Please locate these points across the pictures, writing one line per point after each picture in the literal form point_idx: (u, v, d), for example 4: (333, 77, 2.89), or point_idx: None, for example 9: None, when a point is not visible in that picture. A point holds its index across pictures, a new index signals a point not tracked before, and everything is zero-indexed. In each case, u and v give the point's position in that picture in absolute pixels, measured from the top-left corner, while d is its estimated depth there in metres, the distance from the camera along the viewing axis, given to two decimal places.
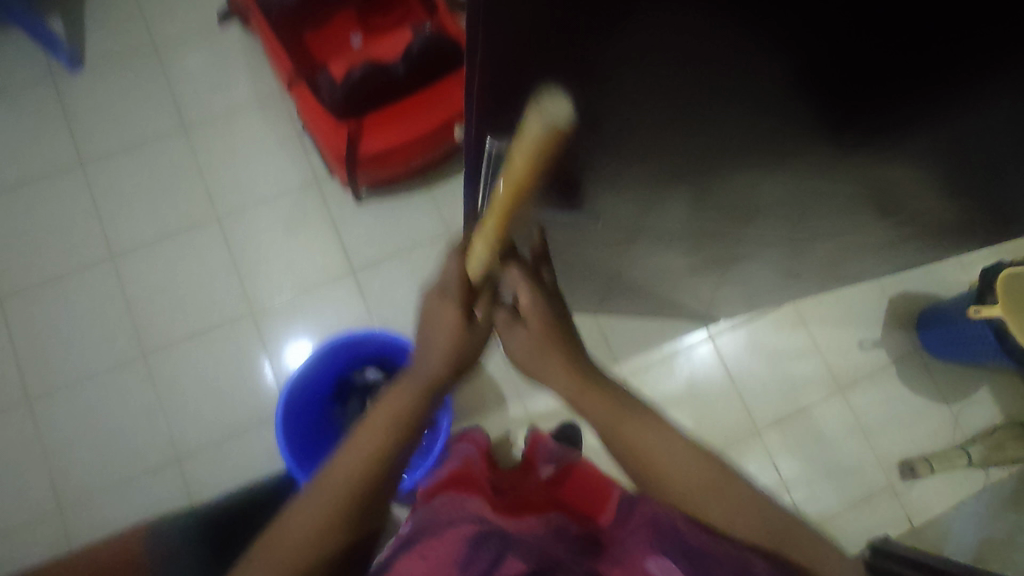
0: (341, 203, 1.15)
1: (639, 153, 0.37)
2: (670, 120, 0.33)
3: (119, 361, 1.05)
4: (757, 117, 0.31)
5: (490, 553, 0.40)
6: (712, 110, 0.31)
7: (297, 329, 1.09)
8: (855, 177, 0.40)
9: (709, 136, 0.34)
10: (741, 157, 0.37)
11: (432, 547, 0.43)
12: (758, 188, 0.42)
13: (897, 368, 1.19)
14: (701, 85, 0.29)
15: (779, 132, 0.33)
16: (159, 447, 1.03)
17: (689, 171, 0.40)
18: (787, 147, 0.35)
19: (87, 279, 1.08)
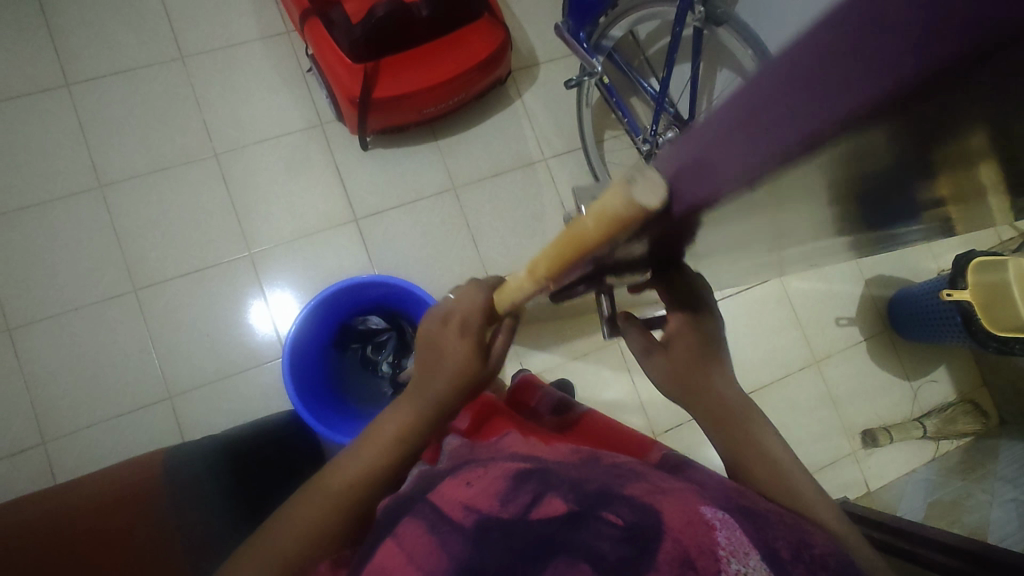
0: (345, 149, 1.12)
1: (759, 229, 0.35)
2: (799, 211, 0.30)
3: (107, 295, 1.02)
4: (886, 197, 0.29)
5: (527, 495, 0.45)
6: (848, 200, 0.28)
7: (293, 273, 1.08)
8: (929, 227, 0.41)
9: (830, 216, 0.32)
10: (847, 227, 0.36)
11: (475, 477, 0.49)
12: (841, 241, 0.42)
13: (867, 346, 1.27)
14: (836, 188, 0.26)
15: (861, 216, 0.33)
16: (151, 382, 1.01)
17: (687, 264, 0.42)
18: (894, 217, 0.34)
19: (72, 208, 1.03)
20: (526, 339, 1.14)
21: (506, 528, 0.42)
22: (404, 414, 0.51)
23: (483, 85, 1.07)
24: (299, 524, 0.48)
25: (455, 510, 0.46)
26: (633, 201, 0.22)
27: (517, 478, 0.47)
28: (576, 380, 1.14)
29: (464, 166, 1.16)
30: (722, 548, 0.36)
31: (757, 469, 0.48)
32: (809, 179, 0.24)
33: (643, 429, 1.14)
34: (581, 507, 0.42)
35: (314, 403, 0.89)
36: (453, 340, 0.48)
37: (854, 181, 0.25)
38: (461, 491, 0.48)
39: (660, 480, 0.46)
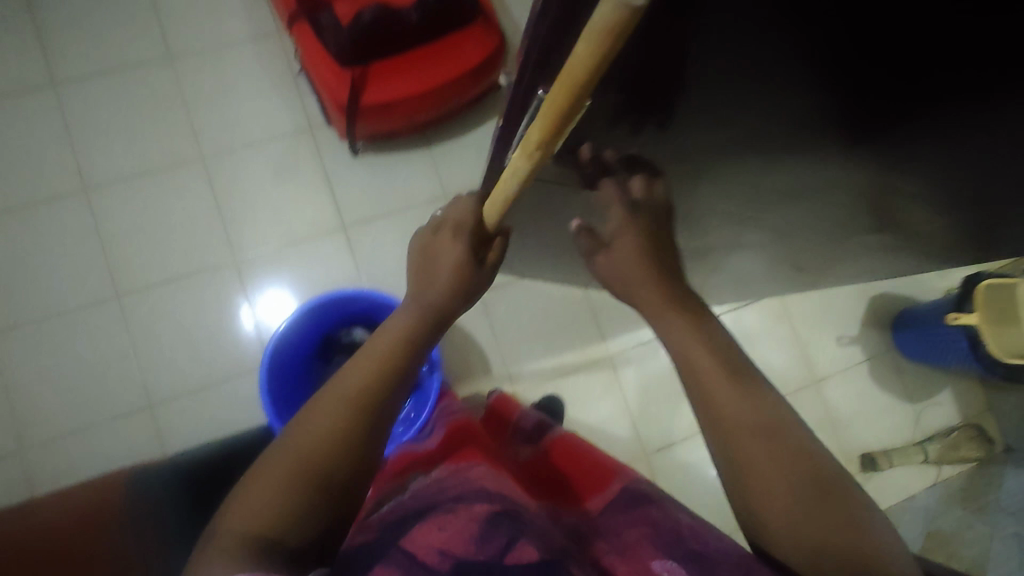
0: (335, 154, 1.10)
1: (710, 132, 0.36)
2: (742, 108, 0.32)
3: (90, 301, 1.00)
4: (813, 100, 0.31)
5: (502, 537, 0.44)
6: (782, 95, 0.30)
7: (278, 281, 1.05)
8: (870, 183, 0.42)
9: (769, 119, 0.33)
10: (793, 147, 0.37)
11: (447, 520, 0.47)
12: (794, 177, 0.43)
13: (869, 366, 1.23)
14: (761, 75, 0.28)
15: (799, 125, 0.34)
16: (131, 392, 0.99)
17: (705, 160, 0.41)
18: (834, 137, 0.35)
19: (56, 212, 1.01)
20: (516, 353, 1.11)
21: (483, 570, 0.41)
22: (406, 319, 0.49)
23: (476, 91, 1.04)
24: (297, 460, 0.39)
25: (428, 552, 0.43)
26: (624, 6, 0.23)
27: (489, 520, 0.46)
28: (566, 395, 1.11)
29: (457, 173, 1.13)
30: None
31: (741, 438, 0.43)
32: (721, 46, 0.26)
33: (634, 448, 1.10)
34: (550, 556, 0.42)
35: (286, 411, 0.87)
36: (449, 247, 0.51)
37: (774, 66, 0.27)
38: (434, 534, 0.45)
39: (620, 531, 0.50)
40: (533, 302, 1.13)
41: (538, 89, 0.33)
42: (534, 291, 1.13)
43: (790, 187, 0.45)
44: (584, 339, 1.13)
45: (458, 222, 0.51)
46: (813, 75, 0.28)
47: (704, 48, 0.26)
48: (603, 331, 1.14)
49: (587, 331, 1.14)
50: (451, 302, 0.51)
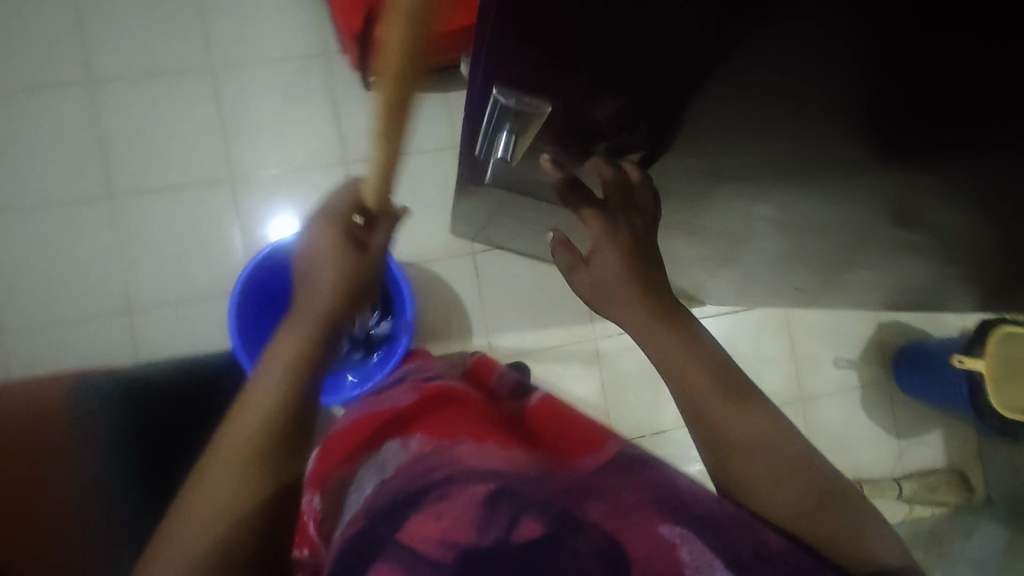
0: (348, 85, 1.05)
1: (741, 142, 0.39)
2: (772, 121, 0.36)
3: (82, 197, 0.99)
4: (830, 123, 0.35)
5: (503, 520, 0.44)
6: (808, 115, 0.34)
7: (272, 208, 1.03)
8: (889, 199, 0.43)
9: (794, 135, 0.37)
10: (818, 162, 0.40)
11: (443, 507, 0.46)
12: (809, 188, 0.45)
13: (862, 393, 1.18)
14: (791, 95, 0.33)
15: (828, 140, 0.37)
16: (112, 295, 0.99)
17: (733, 158, 0.42)
18: (851, 160, 0.38)
19: (60, 101, 1.00)
20: (501, 319, 1.09)
21: (489, 555, 0.42)
22: (290, 343, 0.48)
23: None
24: (197, 526, 0.42)
25: (428, 545, 0.44)
26: None
27: (488, 500, 0.45)
28: (543, 370, 1.09)
29: None
30: (688, 564, 0.41)
31: (738, 441, 0.47)
32: (774, 55, 0.29)
33: None
34: (554, 530, 0.43)
35: (253, 338, 0.83)
36: (326, 246, 0.48)
37: (808, 84, 0.31)
38: (430, 524, 0.45)
39: (608, 482, 0.47)
40: (527, 271, 1.09)
41: (494, 87, 0.40)
42: (530, 259, 1.09)
43: (797, 176, 0.43)
44: (573, 317, 1.11)
45: (333, 213, 0.49)
46: (838, 100, 0.32)
47: (747, 54, 0.30)
48: (593, 312, 1.11)
49: (576, 309, 1.11)
50: (338, 306, 0.49)
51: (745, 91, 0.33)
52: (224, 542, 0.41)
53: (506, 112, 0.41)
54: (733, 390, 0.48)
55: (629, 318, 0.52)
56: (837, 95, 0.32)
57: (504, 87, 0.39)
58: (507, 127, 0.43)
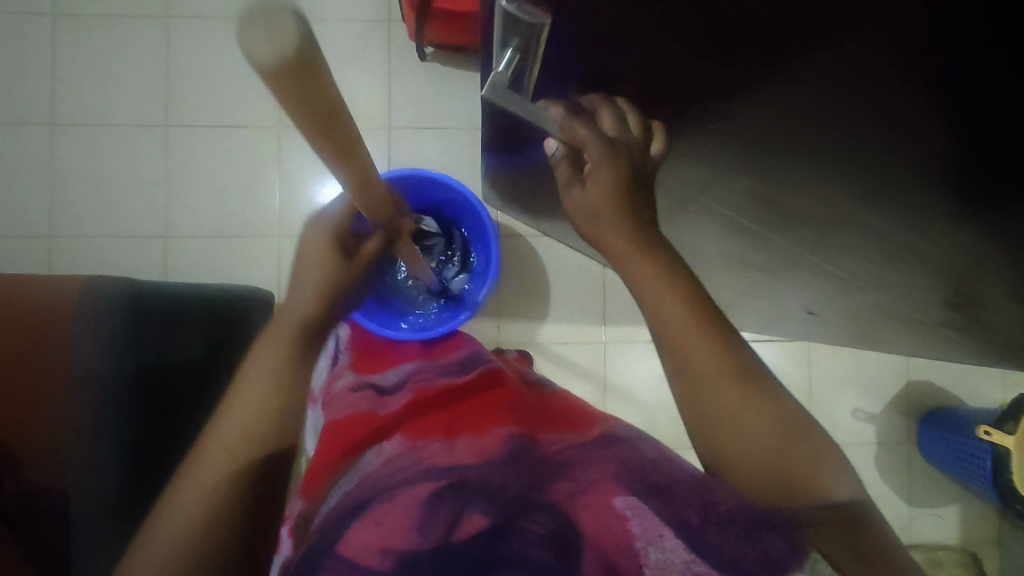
0: (403, 53, 1.07)
1: (809, 162, 0.40)
2: (837, 148, 0.37)
3: (142, 123, 1.05)
4: (897, 158, 0.35)
5: (445, 516, 0.47)
6: (871, 146, 0.35)
7: (313, 160, 1.07)
8: (952, 246, 0.42)
9: (861, 164, 0.37)
10: (878, 194, 0.40)
11: (383, 513, 0.48)
12: (865, 217, 0.44)
13: (878, 451, 1.11)
14: (853, 123, 0.34)
15: (892, 174, 0.37)
16: (152, 217, 1.05)
17: (796, 174, 0.43)
18: (915, 199, 0.38)
19: (137, 30, 1.06)
20: (514, 305, 1.08)
21: (430, 558, 0.44)
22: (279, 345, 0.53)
23: None
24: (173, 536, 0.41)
25: (368, 555, 0.44)
26: None
27: (431, 499, 0.48)
28: (547, 361, 1.08)
29: None
30: (637, 539, 0.45)
31: (726, 439, 0.43)
32: (835, 78, 0.31)
33: None
34: (502, 518, 0.47)
35: None
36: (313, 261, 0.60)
37: (869, 112, 0.32)
38: (370, 531, 0.46)
39: (586, 466, 0.51)
40: (548, 262, 1.09)
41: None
42: (553, 251, 1.08)
43: (877, 196, 0.40)
44: (586, 316, 1.09)
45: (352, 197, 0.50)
46: (897, 135, 0.33)
47: (810, 72, 0.32)
48: (607, 314, 1.09)
49: (590, 309, 1.09)
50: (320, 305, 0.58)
51: (812, 111, 0.35)
52: (216, 536, 0.42)
53: (506, 18, 0.34)
54: (739, 369, 0.43)
55: (670, 309, 0.44)
56: (903, 122, 0.32)
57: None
58: (517, 45, 0.36)
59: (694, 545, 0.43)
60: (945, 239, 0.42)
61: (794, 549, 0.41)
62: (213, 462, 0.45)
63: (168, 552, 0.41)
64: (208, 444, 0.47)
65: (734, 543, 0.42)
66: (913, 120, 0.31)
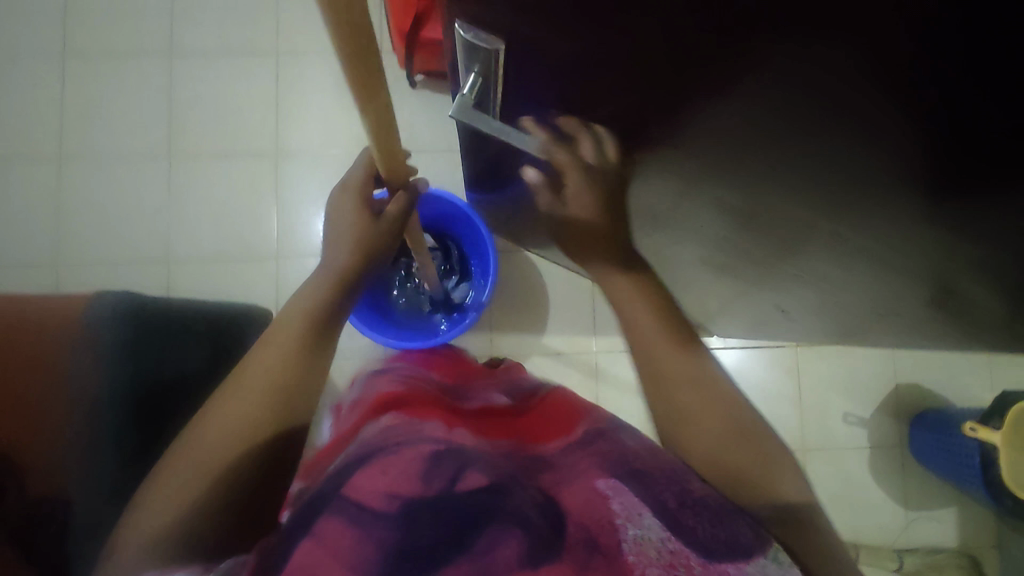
0: (394, 82, 1.13)
1: (773, 181, 0.41)
2: (798, 169, 0.38)
3: (146, 154, 1.10)
4: (855, 176, 0.36)
5: (448, 472, 0.46)
6: (829, 168, 0.36)
7: (310, 186, 1.11)
8: (926, 242, 0.44)
9: (823, 182, 0.38)
10: (846, 205, 0.41)
11: (390, 464, 0.47)
12: (831, 226, 0.46)
13: (871, 454, 1.12)
14: (806, 149, 0.35)
15: (853, 189, 0.38)
16: (155, 244, 1.09)
17: (760, 192, 0.44)
18: (883, 206, 0.39)
19: (143, 68, 1.12)
20: (506, 319, 1.11)
21: (434, 508, 0.43)
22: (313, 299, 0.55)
23: None
24: (185, 474, 0.45)
25: (373, 497, 0.43)
26: None
27: (433, 457, 0.48)
28: (539, 374, 1.10)
29: None
30: (619, 516, 0.43)
31: (688, 420, 0.52)
32: (779, 116, 0.32)
33: None
34: (497, 480, 0.46)
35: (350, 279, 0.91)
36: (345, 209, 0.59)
37: (817, 142, 0.33)
38: (377, 478, 0.45)
39: (566, 458, 0.51)
40: (538, 277, 1.12)
41: (457, 22, 0.36)
42: (542, 265, 1.12)
43: (842, 207, 0.42)
44: (577, 328, 1.12)
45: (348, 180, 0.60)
46: (851, 157, 0.34)
47: (755, 112, 0.33)
48: (597, 326, 1.12)
49: (581, 321, 1.12)
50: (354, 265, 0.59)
51: (767, 142, 0.35)
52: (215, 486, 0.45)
53: (466, 45, 0.37)
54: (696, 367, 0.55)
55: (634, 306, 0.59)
56: (852, 147, 0.32)
57: (468, 19, 0.35)
58: (478, 70, 0.40)
59: (674, 527, 0.42)
60: (914, 237, 0.43)
61: (760, 539, 0.42)
62: (230, 428, 0.46)
63: (172, 496, 0.44)
64: (223, 407, 0.48)
65: (709, 532, 0.42)
66: (885, 147, 0.31)
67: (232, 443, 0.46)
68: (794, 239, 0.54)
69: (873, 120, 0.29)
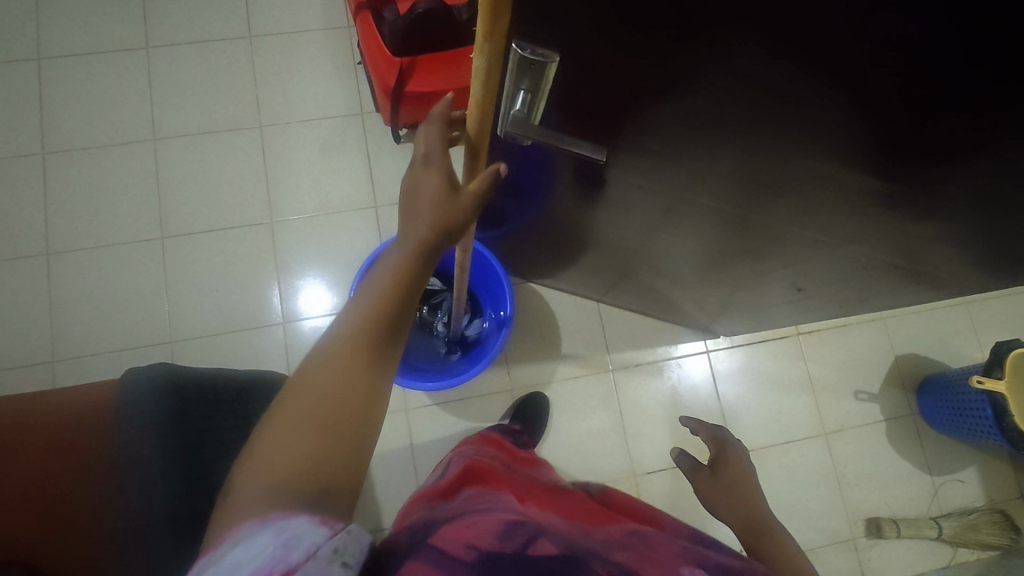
0: (378, 138, 1.17)
1: (742, 164, 0.50)
2: (757, 145, 0.46)
3: (138, 238, 1.10)
4: (801, 142, 0.44)
5: (525, 535, 0.45)
6: (779, 139, 0.44)
7: (308, 247, 1.12)
8: (902, 204, 0.50)
9: (778, 155, 0.47)
10: (811, 175, 0.49)
11: (473, 520, 0.47)
12: (816, 200, 0.53)
13: (887, 427, 1.16)
14: (755, 124, 0.43)
15: (808, 156, 0.46)
16: (157, 326, 1.06)
17: (740, 174, 0.52)
18: (840, 170, 0.47)
19: (128, 155, 1.13)
20: (519, 350, 1.13)
21: (508, 561, 0.42)
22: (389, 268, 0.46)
23: None
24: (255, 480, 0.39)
25: (456, 549, 0.44)
26: None
27: (511, 523, 0.47)
28: (560, 399, 1.11)
29: None
30: None
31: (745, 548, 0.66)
32: (727, 98, 0.40)
33: (623, 466, 1.10)
34: (571, 554, 0.43)
35: None
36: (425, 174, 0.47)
37: (761, 114, 0.42)
38: (461, 531, 0.46)
39: (648, 544, 0.48)
40: (543, 304, 1.15)
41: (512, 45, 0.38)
42: (547, 293, 1.15)
43: (808, 178, 0.49)
44: (589, 347, 1.14)
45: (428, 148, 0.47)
46: (790, 124, 0.42)
47: (704, 98, 0.41)
48: (609, 343, 1.15)
49: (592, 341, 1.15)
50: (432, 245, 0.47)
51: (725, 125, 0.44)
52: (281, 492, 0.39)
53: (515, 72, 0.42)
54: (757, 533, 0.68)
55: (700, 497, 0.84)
56: (788, 112, 0.41)
57: (523, 37, 0.37)
58: (527, 85, 0.42)
59: None
60: (882, 200, 0.50)
61: None
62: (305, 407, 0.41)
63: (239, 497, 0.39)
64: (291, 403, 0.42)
65: None
66: (831, 126, 0.41)
67: (299, 455, 0.40)
68: (786, 212, 0.58)
69: (795, 84, 0.38)
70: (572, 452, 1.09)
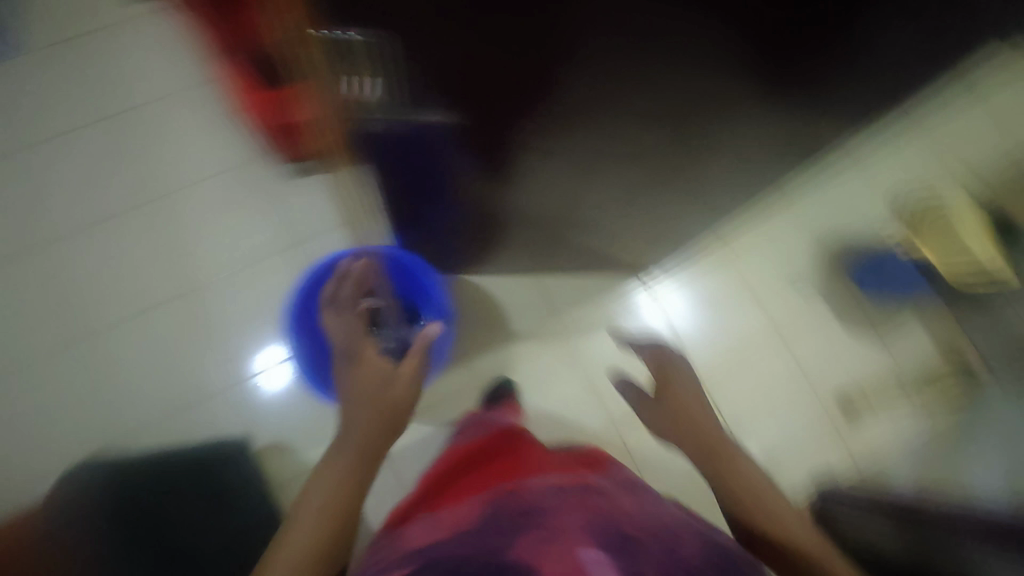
0: (277, 177, 1.15)
1: (631, 107, 0.52)
2: (638, 84, 0.47)
3: (60, 345, 1.05)
4: (676, 70, 0.46)
5: None
6: (656, 73, 0.46)
7: (236, 304, 1.10)
8: (782, 101, 0.53)
9: (659, 88, 0.48)
10: (695, 98, 0.51)
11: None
12: (707, 118, 0.56)
13: (835, 315, 1.21)
14: (628, 65, 0.45)
15: (686, 81, 0.48)
16: (104, 427, 1.02)
17: (628, 118, 0.54)
18: (718, 84, 0.49)
19: (24, 266, 1.07)
20: (474, 342, 1.13)
21: None
22: None
23: None
24: None
25: None
26: None
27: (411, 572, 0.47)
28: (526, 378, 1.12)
29: None
30: None
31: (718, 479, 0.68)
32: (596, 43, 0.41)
33: (603, 422, 1.12)
34: None
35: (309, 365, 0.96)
36: None
37: (630, 54, 0.43)
38: None
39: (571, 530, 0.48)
40: (484, 291, 1.15)
41: None
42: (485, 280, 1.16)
43: (693, 101, 0.52)
44: (540, 319, 1.16)
45: None
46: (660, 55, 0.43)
47: (574, 48, 0.42)
48: (557, 311, 1.16)
49: (541, 312, 1.16)
50: None
51: (602, 71, 0.45)
52: None
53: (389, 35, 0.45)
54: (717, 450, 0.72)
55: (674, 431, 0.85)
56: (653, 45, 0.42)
57: None
58: None
59: None
60: (762, 102, 0.53)
61: None
62: None
63: None
64: None
65: None
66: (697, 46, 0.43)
67: None
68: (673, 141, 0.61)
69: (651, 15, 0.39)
70: (551, 424, 1.10)
